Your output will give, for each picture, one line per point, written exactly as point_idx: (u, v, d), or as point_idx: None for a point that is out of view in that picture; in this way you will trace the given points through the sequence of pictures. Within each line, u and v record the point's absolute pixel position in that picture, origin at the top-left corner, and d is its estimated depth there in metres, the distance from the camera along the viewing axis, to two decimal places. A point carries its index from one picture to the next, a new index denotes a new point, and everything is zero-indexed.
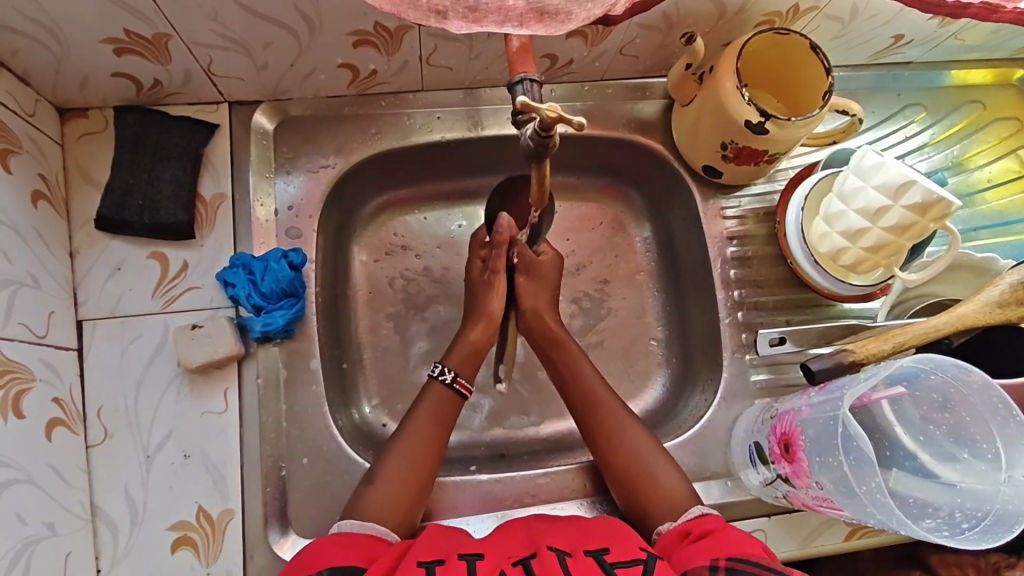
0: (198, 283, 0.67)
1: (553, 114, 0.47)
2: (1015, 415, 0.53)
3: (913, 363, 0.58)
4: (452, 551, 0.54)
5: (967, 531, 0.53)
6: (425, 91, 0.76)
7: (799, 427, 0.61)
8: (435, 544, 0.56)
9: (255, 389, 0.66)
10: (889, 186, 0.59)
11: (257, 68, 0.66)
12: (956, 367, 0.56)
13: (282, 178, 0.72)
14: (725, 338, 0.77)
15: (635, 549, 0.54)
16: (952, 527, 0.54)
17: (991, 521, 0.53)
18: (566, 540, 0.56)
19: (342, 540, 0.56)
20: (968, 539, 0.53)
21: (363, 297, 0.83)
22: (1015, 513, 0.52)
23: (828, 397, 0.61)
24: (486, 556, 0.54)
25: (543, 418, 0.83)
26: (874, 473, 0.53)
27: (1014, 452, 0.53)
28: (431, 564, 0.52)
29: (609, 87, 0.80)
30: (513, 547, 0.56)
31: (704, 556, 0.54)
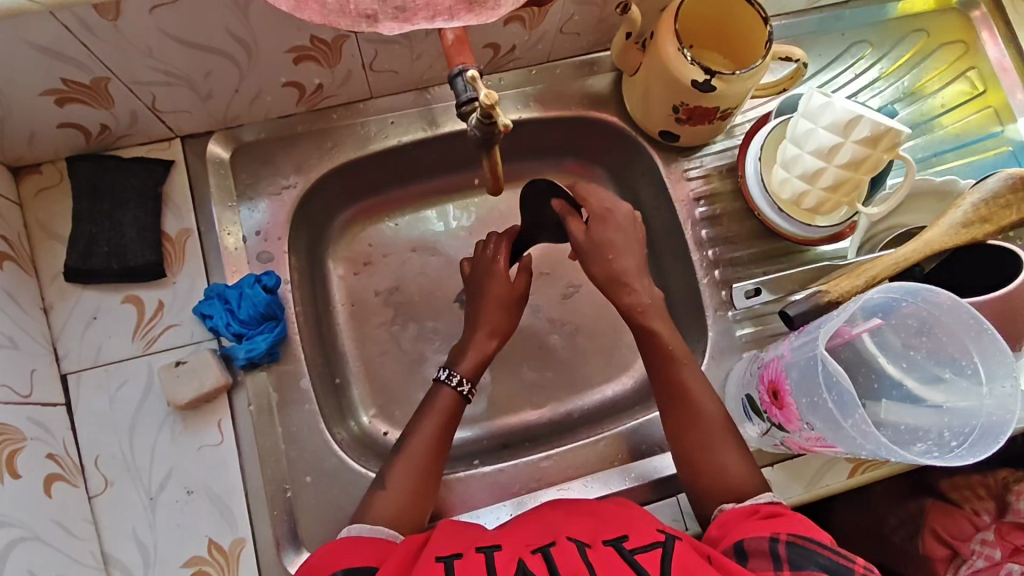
0: (175, 320, 0.67)
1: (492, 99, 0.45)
2: (987, 330, 0.54)
3: (885, 294, 0.58)
4: (471, 543, 0.55)
5: (955, 448, 0.54)
6: (375, 98, 0.76)
7: (784, 372, 0.62)
8: (453, 537, 0.56)
9: (248, 416, 0.67)
10: (838, 124, 0.60)
11: (201, 99, 0.66)
12: (927, 292, 0.56)
13: (246, 205, 0.72)
14: (705, 297, 0.78)
15: (652, 533, 0.54)
16: (941, 448, 0.55)
17: (978, 435, 0.54)
18: (583, 529, 0.56)
19: (353, 543, 0.56)
20: (957, 456, 0.54)
21: (346, 310, 0.85)
22: (1000, 425, 0.53)
23: (806, 339, 0.61)
24: (503, 547, 0.54)
25: (541, 405, 0.85)
26: (853, 402, 0.54)
27: (990, 365, 0.55)
28: (450, 558, 0.52)
29: (557, 67, 0.81)
30: (531, 537, 0.56)
31: (766, 529, 0.53)
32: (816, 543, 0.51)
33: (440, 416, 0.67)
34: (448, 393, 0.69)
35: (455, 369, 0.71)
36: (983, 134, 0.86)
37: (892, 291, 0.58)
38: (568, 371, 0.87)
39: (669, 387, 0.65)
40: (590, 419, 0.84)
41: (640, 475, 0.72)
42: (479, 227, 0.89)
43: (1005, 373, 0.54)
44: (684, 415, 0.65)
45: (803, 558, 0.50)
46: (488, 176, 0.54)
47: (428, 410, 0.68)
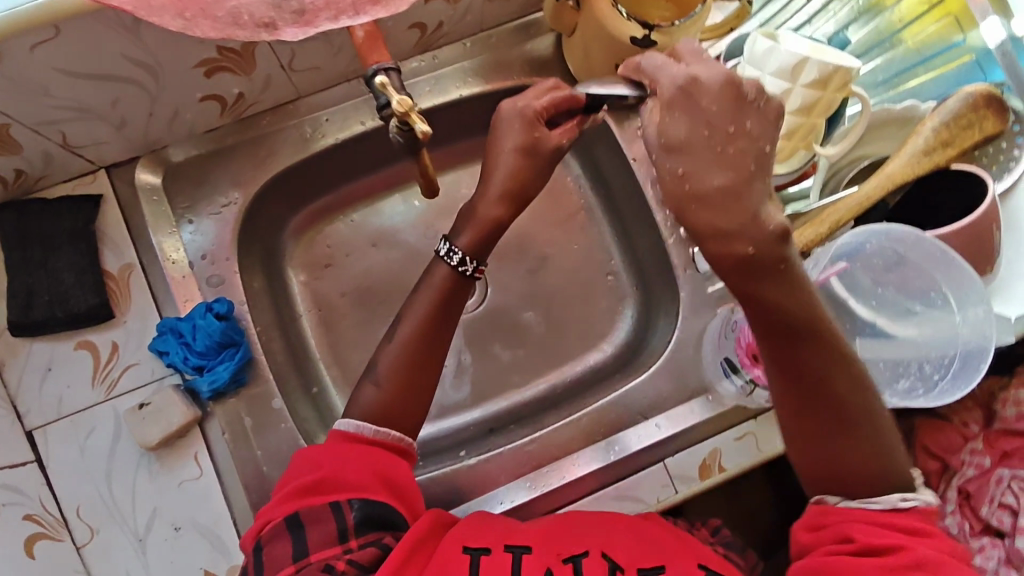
0: (133, 360, 0.65)
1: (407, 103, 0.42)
2: (955, 261, 0.55)
3: (851, 240, 0.56)
4: (500, 539, 0.52)
5: (940, 382, 0.56)
6: (305, 96, 0.73)
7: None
8: (485, 529, 0.54)
9: (224, 445, 0.66)
10: (784, 68, 0.57)
11: (115, 127, 0.62)
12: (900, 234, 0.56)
13: (186, 229, 0.69)
14: (673, 257, 0.77)
15: (693, 567, 0.50)
16: (927, 385, 0.57)
17: (957, 365, 0.55)
18: (620, 548, 0.52)
19: (353, 457, 0.53)
20: (944, 390, 0.56)
21: (313, 316, 0.83)
22: (977, 351, 0.55)
23: None
24: (534, 548, 0.51)
25: (527, 379, 0.85)
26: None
27: (959, 292, 0.55)
28: (476, 552, 0.50)
29: (492, 36, 0.77)
30: (561, 537, 0.52)
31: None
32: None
33: (435, 303, 0.59)
34: (446, 271, 0.60)
35: (456, 245, 0.60)
36: (946, 46, 0.80)
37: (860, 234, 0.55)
38: (548, 347, 0.86)
39: (802, 357, 0.45)
40: (575, 391, 0.84)
41: (627, 445, 0.71)
42: (437, 212, 0.87)
43: (975, 299, 0.55)
44: (831, 403, 0.46)
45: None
46: (420, 180, 0.52)
47: (423, 291, 0.60)
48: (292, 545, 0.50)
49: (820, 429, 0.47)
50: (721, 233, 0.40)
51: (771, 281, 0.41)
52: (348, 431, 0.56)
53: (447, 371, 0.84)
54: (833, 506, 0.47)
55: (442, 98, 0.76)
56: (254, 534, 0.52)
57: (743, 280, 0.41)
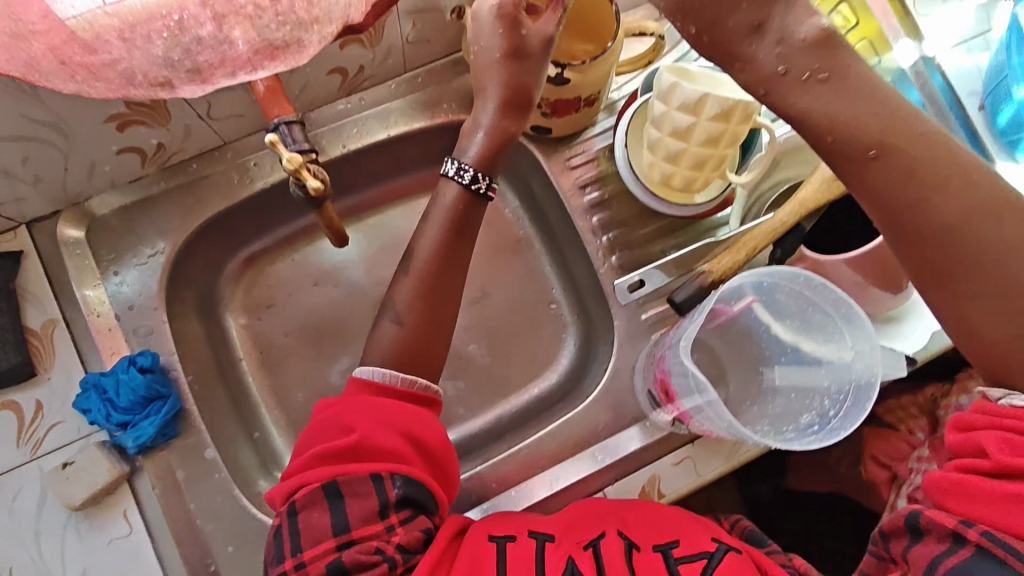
0: (59, 417, 0.64)
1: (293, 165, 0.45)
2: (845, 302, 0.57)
3: (747, 279, 0.58)
4: (523, 526, 0.55)
5: (833, 420, 0.57)
6: (232, 142, 0.73)
7: (668, 371, 0.61)
8: (506, 520, 0.57)
9: (155, 500, 0.64)
10: (688, 103, 0.58)
11: (30, 184, 0.62)
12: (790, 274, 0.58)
13: (111, 280, 0.69)
14: (607, 285, 0.77)
15: (706, 539, 0.53)
16: (821, 421, 0.58)
17: (851, 402, 0.57)
18: (639, 529, 0.55)
19: (374, 408, 0.55)
20: (836, 428, 0.56)
21: (255, 359, 0.83)
22: (867, 387, 0.56)
23: (678, 338, 0.60)
24: (555, 536, 0.54)
25: (473, 413, 0.85)
26: (723, 412, 0.53)
27: (853, 332, 0.57)
28: (501, 539, 0.53)
29: (418, 76, 0.78)
30: (585, 522, 0.56)
31: (960, 508, 0.44)
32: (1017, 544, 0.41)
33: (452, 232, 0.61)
34: (458, 190, 0.61)
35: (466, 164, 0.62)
36: None
37: (753, 277, 0.58)
38: (493, 378, 0.86)
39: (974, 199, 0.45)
40: (522, 421, 0.84)
41: (566, 477, 0.72)
42: (377, 248, 0.87)
43: (864, 336, 0.56)
44: (945, 248, 0.46)
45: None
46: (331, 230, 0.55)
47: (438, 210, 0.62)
48: (332, 516, 0.51)
49: (958, 275, 0.46)
50: (741, 60, 0.46)
51: (831, 101, 0.45)
52: (369, 379, 0.57)
53: None
54: (987, 408, 0.46)
55: (369, 139, 0.77)
56: (287, 494, 0.53)
57: (792, 106, 0.46)
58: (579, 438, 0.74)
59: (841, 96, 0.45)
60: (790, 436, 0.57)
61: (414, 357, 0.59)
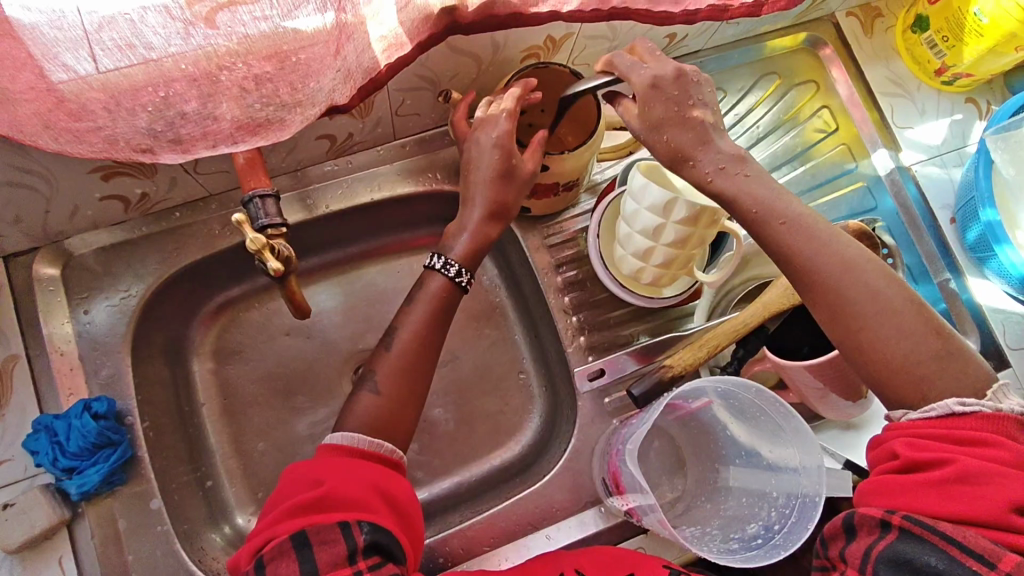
0: (6, 456, 0.64)
1: (257, 246, 0.48)
2: (793, 416, 0.56)
3: (692, 390, 0.58)
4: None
5: (777, 534, 0.56)
6: (217, 195, 0.74)
7: (617, 467, 0.61)
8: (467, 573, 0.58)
9: (92, 548, 0.64)
10: (657, 205, 0.60)
11: (10, 222, 0.63)
12: (740, 384, 0.56)
13: (80, 321, 0.69)
14: (574, 364, 0.78)
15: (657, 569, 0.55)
16: (766, 534, 0.57)
17: (795, 518, 0.56)
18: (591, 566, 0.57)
19: (340, 461, 0.56)
20: (778, 545, 0.56)
21: (217, 405, 0.82)
22: (811, 505, 0.55)
23: (629, 434, 0.61)
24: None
25: (430, 478, 0.84)
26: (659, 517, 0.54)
27: (802, 449, 0.56)
28: None
29: (407, 144, 0.80)
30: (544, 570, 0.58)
31: (888, 501, 0.46)
32: (937, 522, 0.42)
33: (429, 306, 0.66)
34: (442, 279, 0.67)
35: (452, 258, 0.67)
36: (839, 170, 0.89)
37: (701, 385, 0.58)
38: (454, 443, 0.86)
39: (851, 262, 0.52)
40: (479, 491, 0.83)
41: (514, 558, 0.70)
42: (353, 304, 0.88)
43: (813, 456, 0.55)
44: (829, 308, 0.53)
45: (897, 562, 0.42)
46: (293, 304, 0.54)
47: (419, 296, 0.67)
48: (298, 563, 0.48)
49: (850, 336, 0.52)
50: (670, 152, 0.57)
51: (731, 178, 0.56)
52: (339, 444, 0.57)
53: None
54: (898, 423, 0.49)
55: (354, 201, 0.79)
56: (253, 552, 0.51)
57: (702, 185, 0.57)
58: (529, 519, 0.73)
59: (753, 187, 0.55)
60: (733, 547, 0.57)
61: (368, 429, 0.59)
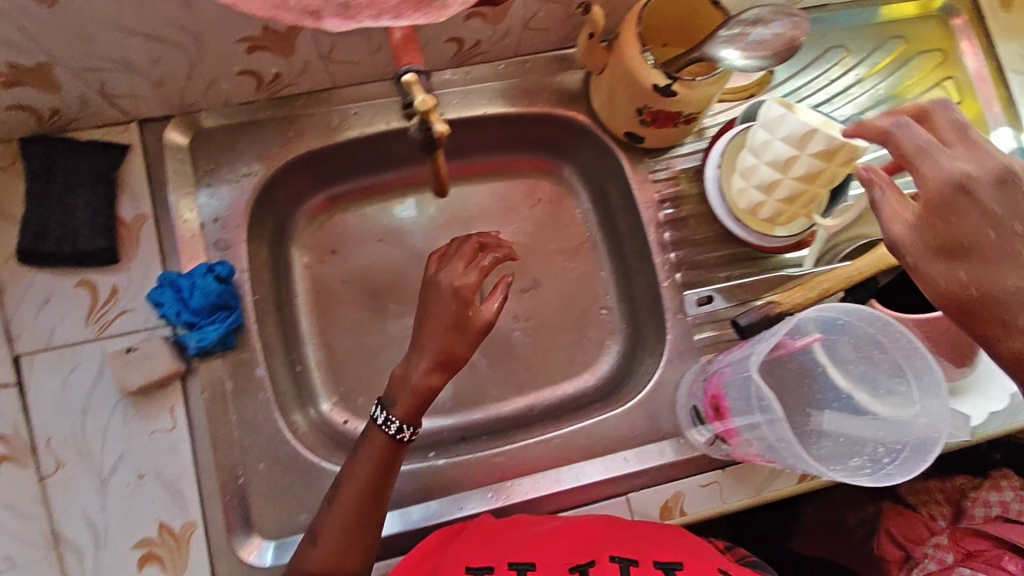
0: (130, 306, 0.67)
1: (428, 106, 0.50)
2: (921, 351, 0.56)
3: (823, 314, 0.57)
4: (505, 554, 0.59)
5: (887, 465, 0.56)
6: (340, 88, 0.76)
7: (723, 391, 0.60)
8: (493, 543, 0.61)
9: (201, 403, 0.68)
10: (793, 136, 0.59)
11: (153, 85, 0.64)
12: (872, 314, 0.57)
13: (204, 193, 0.72)
14: (665, 300, 0.79)
15: (708, 568, 0.57)
16: (874, 464, 0.56)
17: (909, 452, 0.56)
18: (643, 546, 0.60)
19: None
20: (887, 474, 0.56)
21: (310, 298, 0.85)
22: (930, 440, 0.55)
23: (744, 355, 0.59)
24: (537, 565, 0.59)
25: (504, 395, 0.86)
26: (783, 431, 0.52)
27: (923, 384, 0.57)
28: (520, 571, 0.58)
29: (527, 61, 0.80)
30: (578, 544, 0.61)
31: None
32: None
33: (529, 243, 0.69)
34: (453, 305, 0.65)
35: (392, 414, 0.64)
36: None
37: (830, 310, 0.57)
38: (530, 366, 0.87)
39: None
40: (549, 414, 0.85)
41: (592, 474, 0.73)
42: (448, 220, 0.89)
43: (934, 390, 0.56)
44: None
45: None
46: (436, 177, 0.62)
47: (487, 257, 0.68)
48: None
49: None
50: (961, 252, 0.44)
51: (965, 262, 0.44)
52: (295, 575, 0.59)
53: None
54: None
55: (469, 112, 0.79)
56: None
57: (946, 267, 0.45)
58: (611, 440, 0.75)
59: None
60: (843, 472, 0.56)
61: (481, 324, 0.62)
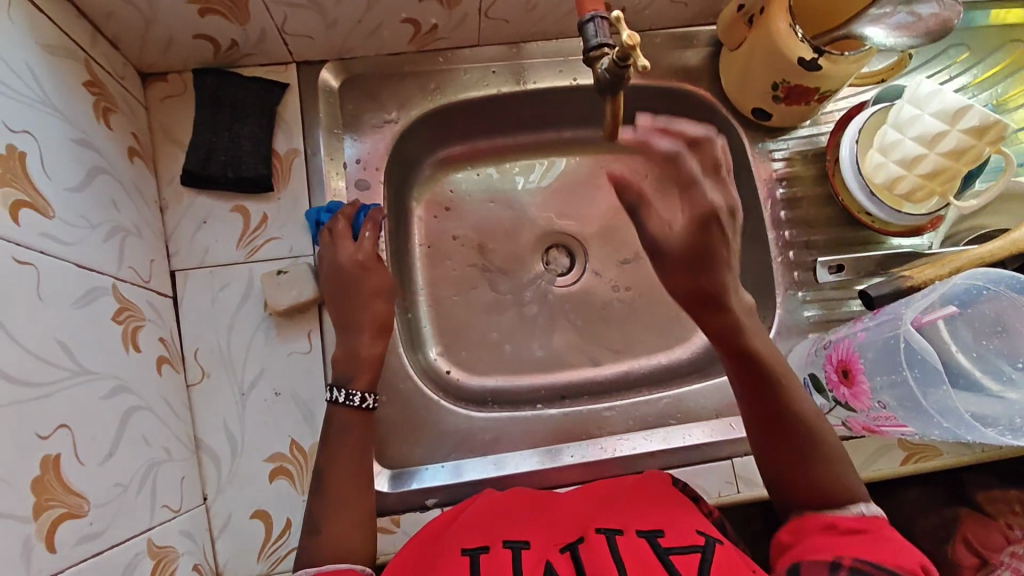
0: (277, 234, 0.71)
1: (632, 42, 0.49)
2: None
3: (968, 281, 0.60)
4: (498, 536, 0.53)
5: None
6: (480, 47, 0.79)
7: (858, 352, 0.64)
8: (487, 524, 0.55)
9: (336, 329, 0.70)
10: (946, 111, 0.62)
11: (326, 25, 0.69)
12: (1014, 279, 0.59)
13: (349, 135, 0.76)
14: (777, 276, 0.80)
15: (692, 534, 0.52)
16: (1014, 429, 0.56)
17: None
18: (620, 517, 0.54)
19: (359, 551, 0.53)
20: None
21: (423, 251, 0.87)
22: None
23: (883, 321, 0.63)
24: (531, 544, 0.52)
25: (603, 360, 0.87)
26: (941, 382, 0.57)
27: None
28: (517, 545, 0.52)
29: (657, 36, 0.83)
30: (559, 532, 0.55)
31: (828, 553, 0.47)
32: None
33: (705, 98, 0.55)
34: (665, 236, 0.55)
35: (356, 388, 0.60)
36: None
37: (976, 280, 0.60)
38: (630, 336, 0.88)
39: None
40: (647, 383, 0.86)
41: (696, 436, 0.75)
42: (558, 189, 0.91)
43: None
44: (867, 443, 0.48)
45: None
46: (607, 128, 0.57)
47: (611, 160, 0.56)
48: None
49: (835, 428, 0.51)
50: None
51: None
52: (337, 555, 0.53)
53: (535, 339, 0.87)
54: None
55: None
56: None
57: None
58: (715, 407, 0.78)
59: None
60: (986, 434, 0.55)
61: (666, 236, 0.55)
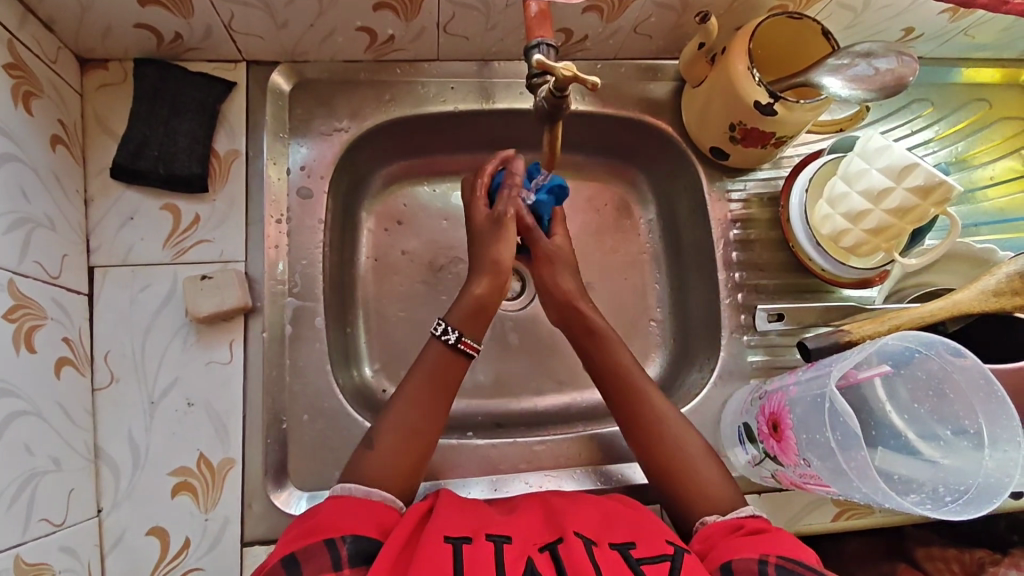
0: (208, 237, 0.68)
1: (569, 74, 0.48)
2: (997, 392, 0.55)
3: (901, 342, 0.59)
4: (479, 528, 0.51)
5: (950, 503, 0.55)
6: (440, 61, 0.77)
7: (788, 406, 0.63)
8: (461, 517, 0.53)
9: (261, 342, 0.68)
10: (893, 168, 0.61)
11: (276, 26, 0.67)
12: (947, 347, 0.57)
13: (296, 141, 0.73)
14: (723, 318, 0.78)
15: (661, 543, 0.52)
16: (935, 500, 0.55)
17: (973, 494, 0.55)
18: (592, 526, 0.53)
19: (355, 508, 0.53)
20: (950, 510, 0.54)
21: (369, 264, 0.82)
22: (995, 486, 0.54)
23: (815, 374, 0.62)
24: (512, 540, 0.51)
25: (545, 392, 0.85)
26: (859, 449, 0.54)
27: (995, 429, 0.55)
28: (499, 539, 0.50)
29: (622, 66, 0.81)
30: (537, 530, 0.53)
31: (754, 551, 0.51)
32: None
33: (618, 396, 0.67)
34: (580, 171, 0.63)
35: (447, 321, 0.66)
36: None
37: (908, 341, 0.59)
38: (573, 367, 0.86)
39: None
40: (587, 416, 0.84)
41: (627, 477, 0.73)
42: None
43: (1010, 438, 0.54)
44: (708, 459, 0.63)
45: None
46: (545, 150, 0.59)
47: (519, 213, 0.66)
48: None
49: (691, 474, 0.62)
50: None
51: None
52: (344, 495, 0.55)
53: (478, 363, 0.84)
54: None
55: None
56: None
57: None
58: None
59: None
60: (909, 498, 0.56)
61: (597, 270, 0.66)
